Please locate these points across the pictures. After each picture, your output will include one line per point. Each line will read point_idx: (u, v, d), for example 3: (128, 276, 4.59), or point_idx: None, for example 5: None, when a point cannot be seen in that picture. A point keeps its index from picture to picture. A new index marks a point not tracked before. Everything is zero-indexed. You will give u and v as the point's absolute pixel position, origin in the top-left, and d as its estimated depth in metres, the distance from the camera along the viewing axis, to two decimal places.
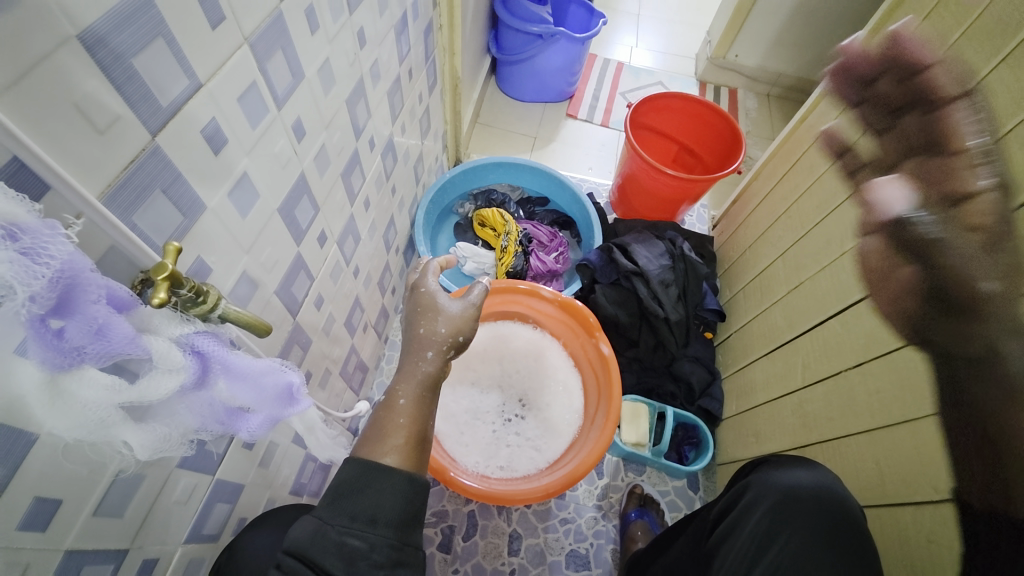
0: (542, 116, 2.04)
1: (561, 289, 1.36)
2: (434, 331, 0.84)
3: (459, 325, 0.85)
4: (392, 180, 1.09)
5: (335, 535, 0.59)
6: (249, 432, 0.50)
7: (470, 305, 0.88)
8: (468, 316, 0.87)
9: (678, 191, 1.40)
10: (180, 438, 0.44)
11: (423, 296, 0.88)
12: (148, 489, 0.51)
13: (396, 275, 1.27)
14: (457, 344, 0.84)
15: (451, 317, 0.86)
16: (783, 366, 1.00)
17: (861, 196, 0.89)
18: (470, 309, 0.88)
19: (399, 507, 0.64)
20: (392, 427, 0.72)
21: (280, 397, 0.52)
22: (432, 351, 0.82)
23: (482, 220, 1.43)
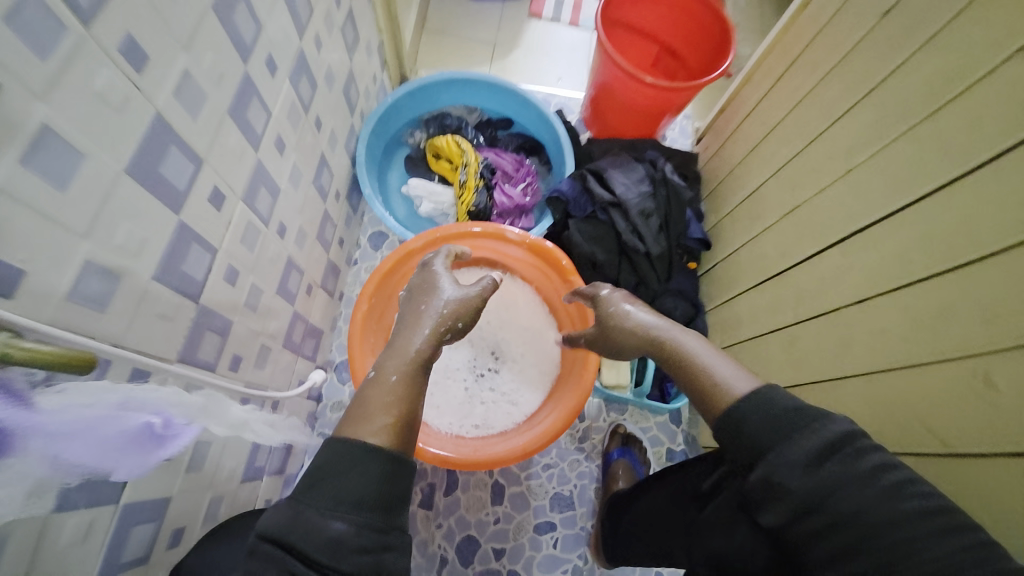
0: (501, 16, 1.74)
1: (531, 225, 1.21)
2: (432, 308, 0.72)
3: (462, 305, 0.74)
4: (313, 111, 0.89)
5: (314, 518, 0.47)
6: (120, 474, 0.46)
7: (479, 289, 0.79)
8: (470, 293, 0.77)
9: (659, 102, 1.22)
10: (23, 498, 0.39)
11: (427, 274, 0.80)
12: (13, 548, 0.41)
13: (341, 224, 1.11)
14: (457, 329, 0.73)
15: (450, 294, 0.75)
16: (773, 299, 0.92)
17: (873, 102, 0.75)
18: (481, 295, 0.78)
19: (382, 489, 0.51)
20: (377, 405, 0.58)
21: (145, 434, 0.48)
22: (429, 327, 0.69)
23: (436, 151, 1.23)
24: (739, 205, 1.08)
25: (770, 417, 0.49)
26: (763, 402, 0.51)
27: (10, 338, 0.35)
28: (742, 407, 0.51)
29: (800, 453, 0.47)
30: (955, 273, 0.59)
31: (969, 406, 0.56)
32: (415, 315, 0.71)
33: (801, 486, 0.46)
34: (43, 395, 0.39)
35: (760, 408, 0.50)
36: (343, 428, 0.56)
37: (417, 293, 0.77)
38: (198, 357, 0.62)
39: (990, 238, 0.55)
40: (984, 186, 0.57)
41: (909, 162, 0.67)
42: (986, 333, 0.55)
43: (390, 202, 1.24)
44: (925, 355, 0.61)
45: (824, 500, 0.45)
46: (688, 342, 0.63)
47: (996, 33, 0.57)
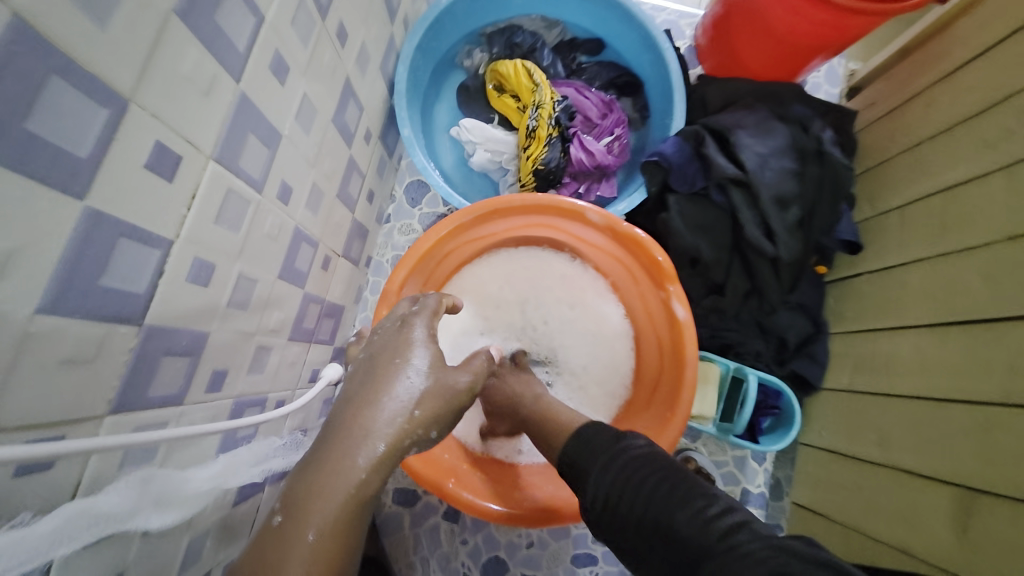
0: None
1: (614, 194, 0.93)
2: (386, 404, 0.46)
3: (430, 410, 0.48)
4: (335, 14, 0.61)
5: None
6: None
7: (459, 383, 0.53)
8: (445, 381, 0.51)
9: (824, 32, 0.85)
10: None
11: (393, 336, 0.54)
12: None
13: (372, 173, 0.86)
14: (423, 442, 0.49)
15: (421, 384, 0.49)
16: (966, 355, 0.64)
17: None
18: (461, 396, 0.53)
19: None
20: None
21: None
22: (387, 441, 0.44)
23: (500, 81, 0.93)
24: (923, 201, 0.76)
25: (593, 443, 0.57)
26: (586, 435, 0.58)
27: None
28: (567, 447, 0.59)
29: (602, 458, 0.55)
30: None
31: None
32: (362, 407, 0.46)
33: (618, 517, 0.51)
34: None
35: (580, 447, 0.57)
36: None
37: (373, 368, 0.50)
38: (149, 396, 0.44)
39: None
40: None
41: None
42: None
43: (435, 145, 0.97)
44: None
45: (623, 516, 0.51)
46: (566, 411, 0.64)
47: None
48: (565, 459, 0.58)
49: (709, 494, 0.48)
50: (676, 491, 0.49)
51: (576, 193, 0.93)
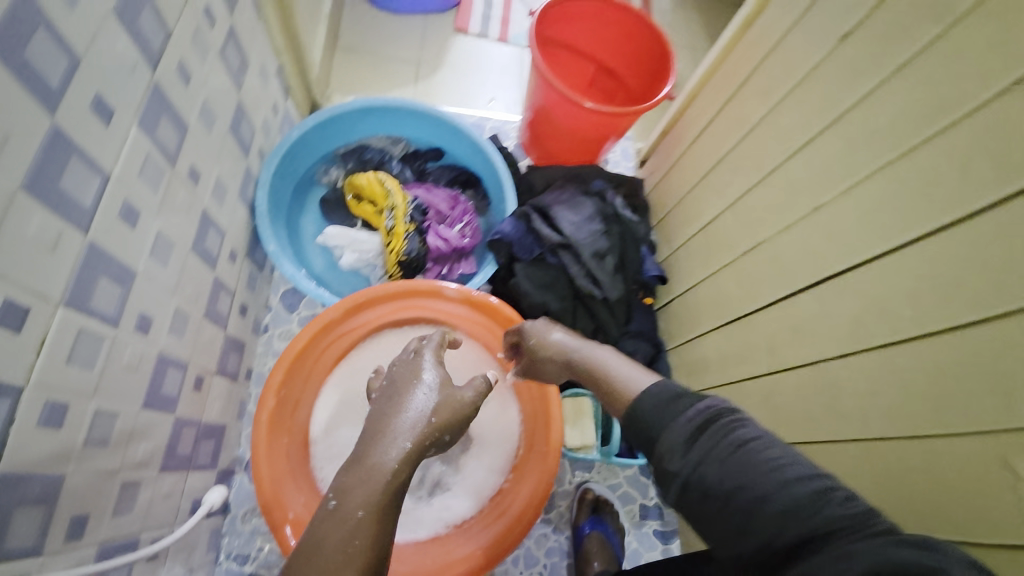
0: (424, 32, 1.61)
1: (474, 270, 1.07)
2: (407, 417, 0.59)
3: (444, 418, 0.61)
4: (186, 159, 0.69)
5: None
6: None
7: (465, 397, 0.66)
8: (449, 396, 0.64)
9: (602, 128, 1.14)
10: None
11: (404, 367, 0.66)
12: None
13: (241, 288, 0.91)
14: (440, 445, 0.61)
15: (433, 398, 0.62)
16: (744, 344, 0.85)
17: (841, 133, 0.67)
18: (468, 406, 0.66)
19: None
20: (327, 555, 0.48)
21: None
22: (412, 440, 0.56)
23: (357, 192, 1.07)
24: (694, 237, 1.01)
25: (655, 403, 0.52)
26: (659, 391, 0.53)
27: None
28: (644, 405, 0.53)
29: (678, 434, 0.48)
30: (951, 334, 0.52)
31: (991, 495, 0.49)
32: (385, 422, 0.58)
33: (698, 481, 0.46)
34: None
35: (649, 400, 0.53)
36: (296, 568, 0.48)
37: (390, 393, 0.63)
38: (4, 550, 0.44)
39: (995, 300, 0.49)
40: (980, 240, 0.50)
41: (887, 203, 0.60)
42: (997, 412, 0.48)
43: (304, 252, 1.06)
44: (927, 428, 0.55)
45: (704, 477, 0.46)
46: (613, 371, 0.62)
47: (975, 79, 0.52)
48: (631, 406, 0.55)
49: (807, 467, 0.44)
50: (765, 451, 0.45)
51: (441, 274, 1.07)
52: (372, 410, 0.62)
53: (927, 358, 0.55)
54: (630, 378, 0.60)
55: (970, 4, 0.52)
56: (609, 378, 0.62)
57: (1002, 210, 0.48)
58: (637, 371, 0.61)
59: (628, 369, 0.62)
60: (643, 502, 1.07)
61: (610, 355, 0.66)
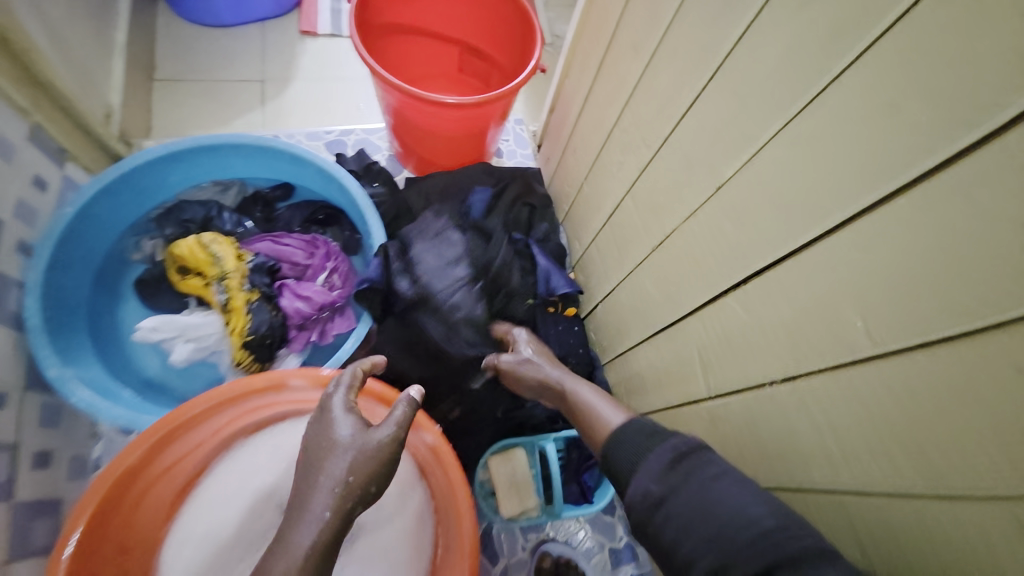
0: (263, 42, 1.36)
1: (352, 325, 0.87)
2: (324, 488, 0.48)
3: (368, 472, 0.49)
4: None
5: None
6: None
7: (388, 436, 0.51)
8: (371, 443, 0.50)
9: (472, 121, 0.95)
10: None
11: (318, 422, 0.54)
12: None
13: (31, 432, 0.69)
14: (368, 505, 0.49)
15: (354, 452, 0.50)
16: (671, 359, 0.69)
17: (728, 86, 0.50)
18: (396, 445, 0.52)
19: None
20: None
21: None
22: (331, 508, 0.47)
23: (181, 263, 0.84)
24: (601, 233, 0.84)
25: (635, 441, 0.55)
26: (636, 428, 0.57)
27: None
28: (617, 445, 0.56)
29: (655, 461, 0.51)
30: (917, 353, 0.37)
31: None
32: (305, 495, 0.48)
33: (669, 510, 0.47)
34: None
35: (625, 448, 0.55)
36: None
37: (315, 458, 0.51)
38: None
39: (967, 300, 0.33)
40: (933, 218, 0.34)
41: (799, 173, 0.44)
42: (1002, 464, 0.33)
43: (130, 355, 0.83)
44: (911, 481, 0.39)
45: (672, 508, 0.47)
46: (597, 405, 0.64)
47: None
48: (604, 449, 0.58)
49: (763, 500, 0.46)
50: (722, 481, 0.47)
51: (312, 340, 0.86)
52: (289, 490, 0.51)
53: (893, 381, 0.39)
54: (602, 412, 0.63)
55: None
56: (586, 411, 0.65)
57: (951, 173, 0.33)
58: (612, 407, 0.63)
59: (597, 394, 0.66)
60: (613, 546, 0.91)
61: (589, 392, 0.67)
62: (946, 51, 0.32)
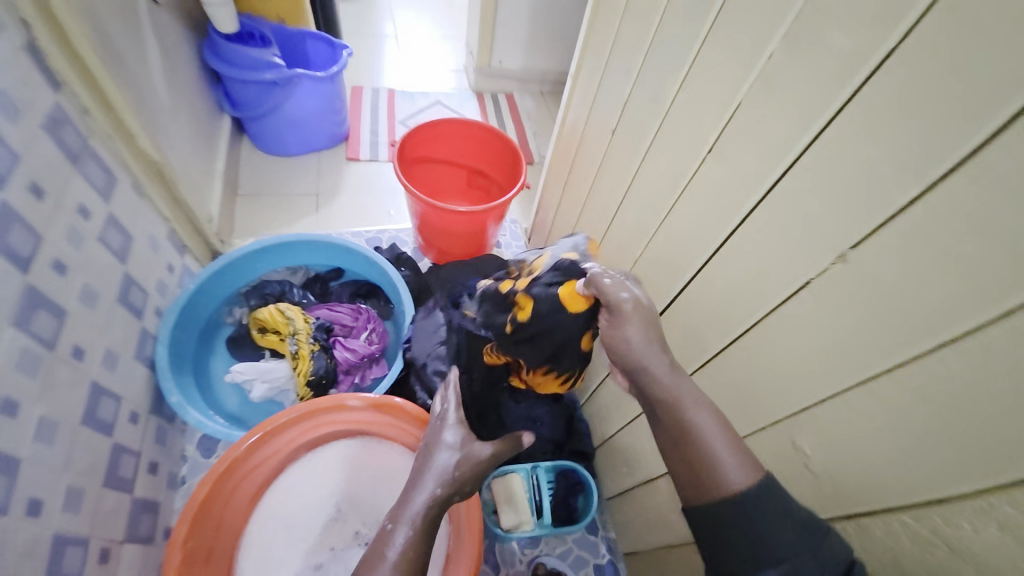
0: (319, 165, 1.80)
1: (385, 371, 1.14)
2: (433, 476, 0.75)
3: (465, 472, 0.75)
4: (68, 340, 0.76)
5: None
6: None
7: (483, 453, 0.77)
8: (468, 454, 0.77)
9: (477, 221, 1.30)
10: None
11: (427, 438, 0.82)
12: None
13: (148, 446, 0.93)
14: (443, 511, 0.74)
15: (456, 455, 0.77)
16: None
17: (631, 203, 0.82)
18: (486, 461, 0.77)
19: None
20: None
21: None
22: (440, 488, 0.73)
23: (261, 325, 1.13)
24: None
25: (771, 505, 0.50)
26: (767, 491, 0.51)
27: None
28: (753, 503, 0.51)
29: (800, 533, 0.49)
30: (733, 346, 0.64)
31: (796, 476, 0.58)
32: (417, 481, 0.75)
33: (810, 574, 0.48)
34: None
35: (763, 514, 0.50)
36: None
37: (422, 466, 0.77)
38: None
39: (743, 312, 0.61)
40: (726, 271, 0.62)
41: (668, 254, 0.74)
42: (776, 402, 0.59)
43: (216, 393, 1.08)
44: (745, 428, 0.65)
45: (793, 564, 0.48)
46: (721, 452, 0.54)
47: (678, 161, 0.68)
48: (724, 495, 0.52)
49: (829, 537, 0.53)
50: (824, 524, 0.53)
51: (354, 382, 1.12)
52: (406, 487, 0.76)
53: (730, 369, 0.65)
54: (723, 463, 0.54)
55: (669, 102, 0.69)
56: (707, 451, 0.54)
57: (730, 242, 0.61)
58: (737, 458, 0.54)
59: (734, 451, 0.54)
60: (596, 563, 1.07)
61: (711, 429, 0.55)
62: (715, 190, 0.62)
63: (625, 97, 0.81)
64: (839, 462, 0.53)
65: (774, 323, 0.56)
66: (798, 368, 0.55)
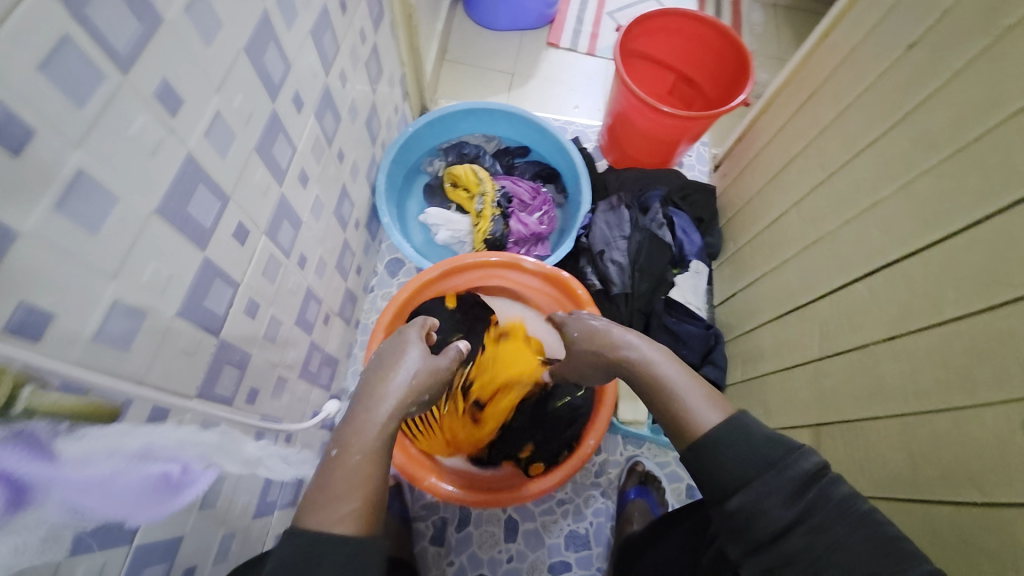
0: (519, 46, 1.80)
1: (547, 252, 1.22)
2: (393, 386, 0.67)
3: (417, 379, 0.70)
4: (338, 143, 0.92)
5: None
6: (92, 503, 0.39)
7: (442, 363, 0.74)
8: (427, 364, 0.72)
9: (675, 132, 1.24)
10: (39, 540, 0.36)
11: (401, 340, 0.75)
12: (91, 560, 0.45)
13: (360, 251, 1.13)
14: (420, 402, 0.71)
15: (416, 366, 0.70)
16: (802, 331, 0.89)
17: (901, 133, 0.73)
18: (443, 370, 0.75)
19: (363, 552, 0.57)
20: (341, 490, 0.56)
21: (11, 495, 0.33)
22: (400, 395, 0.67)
23: (454, 180, 1.26)
24: (759, 234, 1.08)
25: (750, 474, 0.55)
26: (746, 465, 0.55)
27: (38, 386, 0.36)
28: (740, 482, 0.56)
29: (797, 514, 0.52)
30: (988, 313, 0.57)
31: (1009, 459, 0.53)
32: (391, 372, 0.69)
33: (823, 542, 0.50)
34: (67, 441, 0.37)
35: None
36: (309, 508, 0.55)
37: (387, 361, 0.71)
38: (216, 391, 0.64)
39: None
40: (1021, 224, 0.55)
41: (940, 196, 0.66)
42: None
43: (407, 228, 1.26)
44: (960, 399, 0.59)
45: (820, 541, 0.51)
46: (696, 403, 0.62)
47: (1007, 88, 0.59)
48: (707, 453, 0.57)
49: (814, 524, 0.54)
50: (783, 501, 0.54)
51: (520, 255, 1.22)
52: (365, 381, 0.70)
53: (976, 337, 0.58)
54: (700, 406, 0.61)
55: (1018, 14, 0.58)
56: (678, 404, 0.63)
57: None
58: (708, 406, 0.61)
59: (706, 400, 0.62)
60: (690, 483, 1.12)
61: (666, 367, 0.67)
62: None
63: (946, 4, 0.69)
64: None
65: None
66: None
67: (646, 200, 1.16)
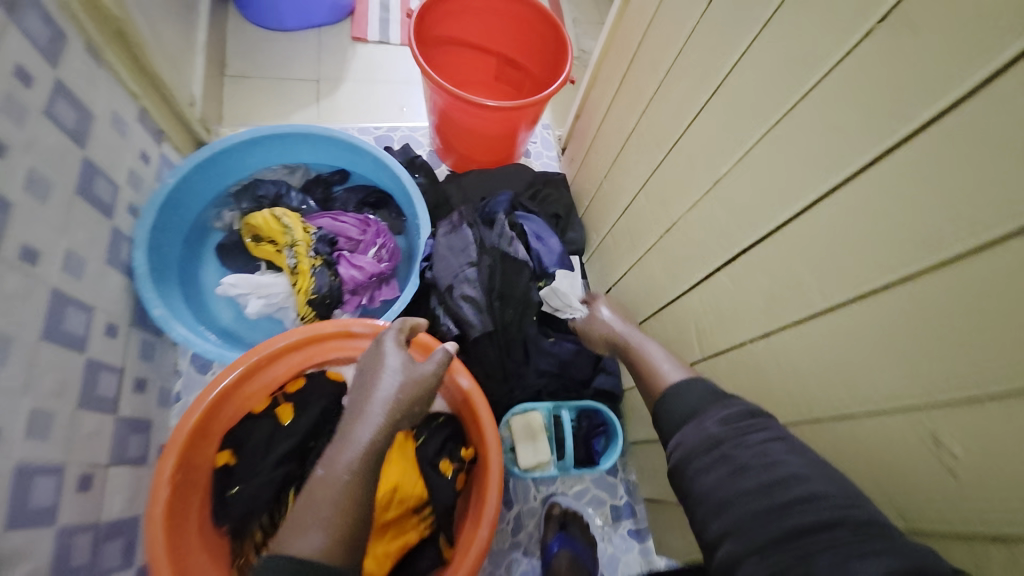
0: (319, 45, 1.52)
1: (397, 293, 1.01)
2: (377, 402, 0.64)
3: (410, 394, 0.66)
4: (14, 240, 0.62)
5: None
6: None
7: (426, 371, 0.69)
8: (410, 374, 0.68)
9: (506, 124, 1.09)
10: None
11: (374, 353, 0.72)
12: None
13: (132, 362, 0.84)
14: (412, 416, 0.67)
15: (399, 381, 0.67)
16: (677, 329, 0.81)
17: (723, 100, 0.64)
18: (430, 379, 0.69)
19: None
20: (312, 516, 0.55)
21: None
22: (383, 417, 0.62)
23: (256, 232, 0.99)
24: (616, 224, 0.97)
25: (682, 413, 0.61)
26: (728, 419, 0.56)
27: None
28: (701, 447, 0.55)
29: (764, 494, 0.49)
30: (859, 304, 0.49)
31: (922, 475, 0.46)
32: (364, 401, 0.64)
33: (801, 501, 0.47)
34: None
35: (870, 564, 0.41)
36: (285, 533, 0.55)
37: (366, 380, 0.68)
38: None
39: (893, 261, 0.45)
40: (868, 198, 0.46)
41: (775, 170, 0.57)
42: (912, 382, 0.45)
43: (208, 305, 0.97)
44: (853, 406, 0.52)
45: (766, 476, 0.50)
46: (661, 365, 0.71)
47: (813, 37, 0.50)
48: (661, 398, 0.65)
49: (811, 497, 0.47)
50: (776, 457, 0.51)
51: (362, 305, 1.00)
52: (350, 396, 0.68)
53: (849, 329, 0.50)
54: (664, 369, 0.70)
55: None
56: (650, 370, 0.71)
57: (898, 154, 0.43)
58: (675, 367, 0.69)
59: (675, 367, 0.70)
60: (613, 503, 1.02)
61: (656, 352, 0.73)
62: (879, 77, 0.44)
63: None
64: (997, 472, 0.40)
65: (946, 276, 0.41)
66: (979, 340, 0.39)
67: (493, 208, 1.01)
